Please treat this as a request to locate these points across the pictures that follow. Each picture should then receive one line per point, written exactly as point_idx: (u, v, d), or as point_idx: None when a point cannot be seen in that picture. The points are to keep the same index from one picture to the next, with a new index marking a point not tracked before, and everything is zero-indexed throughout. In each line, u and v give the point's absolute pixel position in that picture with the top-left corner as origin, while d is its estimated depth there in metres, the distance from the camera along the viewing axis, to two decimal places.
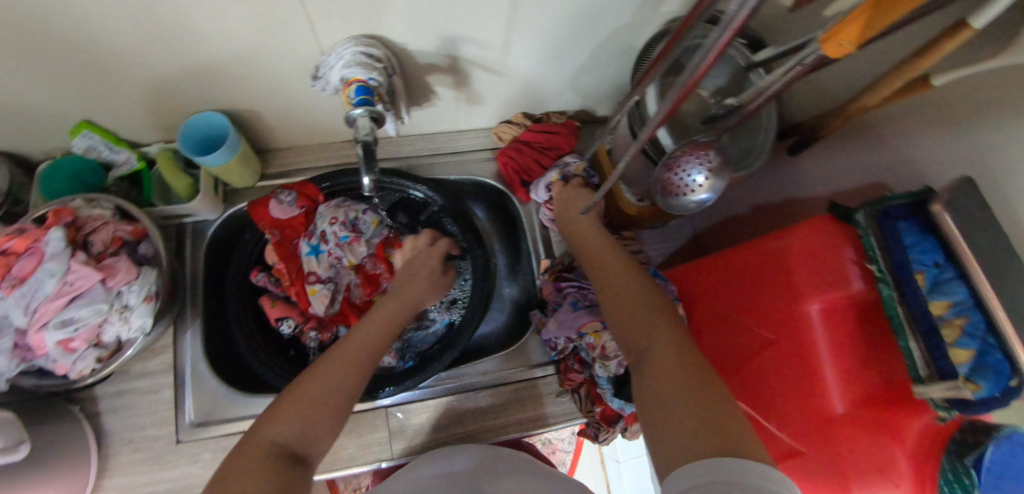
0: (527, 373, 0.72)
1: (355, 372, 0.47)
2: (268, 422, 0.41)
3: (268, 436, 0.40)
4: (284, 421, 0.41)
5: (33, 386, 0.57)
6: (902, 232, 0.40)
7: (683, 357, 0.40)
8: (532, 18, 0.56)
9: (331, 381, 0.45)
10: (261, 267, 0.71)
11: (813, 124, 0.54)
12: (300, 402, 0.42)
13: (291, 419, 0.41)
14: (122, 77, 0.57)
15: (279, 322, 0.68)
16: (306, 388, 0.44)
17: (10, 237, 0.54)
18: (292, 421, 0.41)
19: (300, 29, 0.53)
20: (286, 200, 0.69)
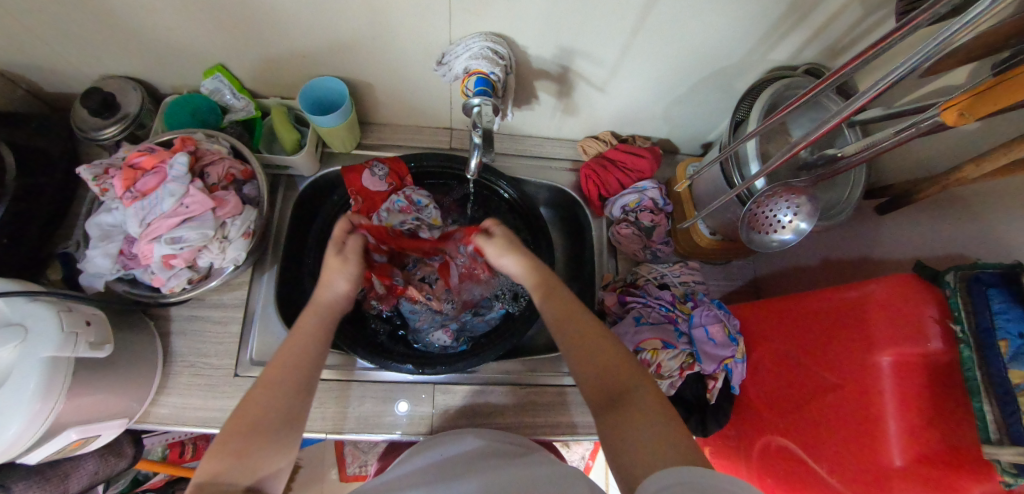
0: (560, 380, 0.74)
1: (300, 377, 0.46)
2: (211, 456, 0.39)
3: (205, 475, 0.39)
4: (222, 454, 0.40)
5: (126, 293, 0.62)
6: (992, 298, 0.42)
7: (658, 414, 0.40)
8: (649, 45, 0.61)
9: (273, 384, 0.44)
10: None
11: (909, 187, 0.56)
12: (239, 420, 0.41)
13: (237, 440, 0.40)
14: (271, 31, 0.63)
15: (346, 283, 0.74)
16: (247, 408, 0.43)
17: (142, 154, 0.59)
18: (227, 454, 0.40)
19: (442, 18, 0.59)
20: (378, 173, 0.75)
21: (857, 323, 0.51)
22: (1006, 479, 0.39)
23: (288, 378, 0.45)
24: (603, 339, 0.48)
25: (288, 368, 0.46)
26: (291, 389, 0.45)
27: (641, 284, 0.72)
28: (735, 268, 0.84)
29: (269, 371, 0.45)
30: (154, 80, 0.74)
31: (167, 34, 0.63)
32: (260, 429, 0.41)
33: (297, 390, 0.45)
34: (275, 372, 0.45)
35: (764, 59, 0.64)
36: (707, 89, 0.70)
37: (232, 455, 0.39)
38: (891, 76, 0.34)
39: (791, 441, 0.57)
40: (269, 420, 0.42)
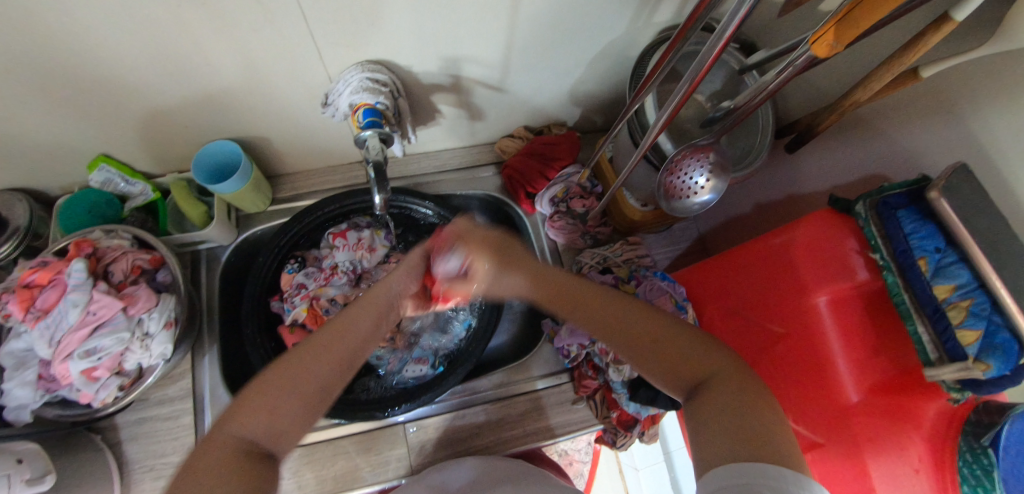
0: (528, 385, 0.71)
1: (360, 355, 0.41)
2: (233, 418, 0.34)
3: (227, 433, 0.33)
4: (252, 416, 0.34)
5: (58, 417, 0.59)
6: (904, 220, 0.41)
7: (750, 385, 0.34)
8: (530, 34, 0.59)
9: (335, 354, 0.38)
10: (279, 296, 0.75)
11: (810, 121, 0.55)
12: (286, 378, 0.36)
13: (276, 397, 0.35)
14: (141, 109, 0.59)
15: None
16: (287, 378, 0.36)
17: (35, 270, 0.56)
18: (266, 416, 0.34)
19: (310, 57, 0.56)
20: (362, 224, 0.78)
21: (786, 270, 0.50)
22: (954, 396, 0.39)
23: (353, 349, 0.40)
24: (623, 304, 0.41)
25: (348, 341, 0.40)
26: (348, 354, 0.39)
27: (585, 272, 0.70)
28: (680, 231, 0.83)
29: (326, 332, 0.40)
30: (38, 185, 0.70)
31: (31, 136, 0.59)
32: (297, 386, 0.36)
33: (357, 360, 0.40)
34: (344, 333, 0.40)
35: (651, 24, 0.62)
36: (605, 64, 0.69)
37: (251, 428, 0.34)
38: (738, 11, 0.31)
39: None
40: (309, 381, 0.36)
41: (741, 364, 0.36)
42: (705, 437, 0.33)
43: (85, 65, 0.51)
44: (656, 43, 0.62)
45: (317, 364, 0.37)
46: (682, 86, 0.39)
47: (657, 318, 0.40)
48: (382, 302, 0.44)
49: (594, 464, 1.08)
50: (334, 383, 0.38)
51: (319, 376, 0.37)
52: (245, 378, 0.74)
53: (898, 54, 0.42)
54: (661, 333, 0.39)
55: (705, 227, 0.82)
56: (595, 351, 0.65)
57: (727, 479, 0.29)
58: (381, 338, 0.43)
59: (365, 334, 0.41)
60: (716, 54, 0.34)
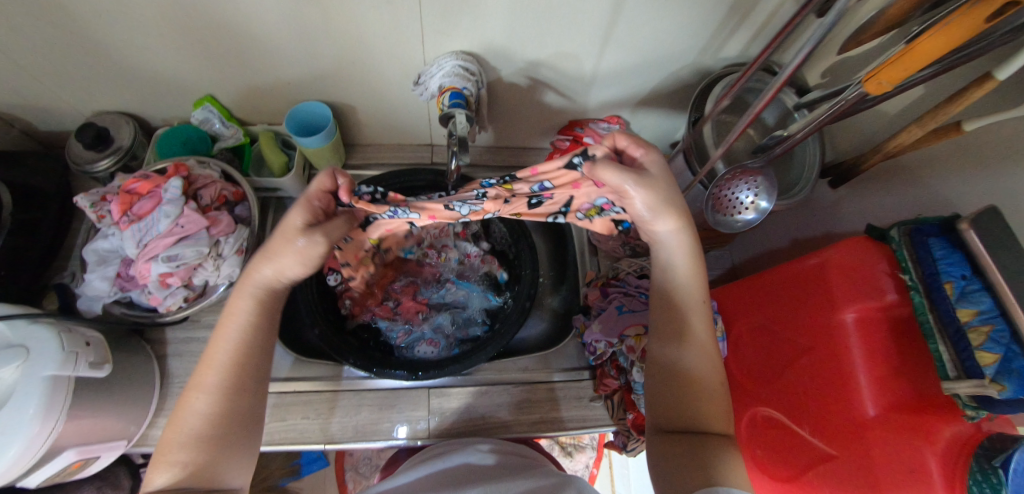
0: (547, 377, 0.74)
1: (232, 389, 0.43)
2: (154, 468, 0.40)
3: (157, 483, 0.40)
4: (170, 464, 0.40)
5: (122, 315, 0.64)
6: (934, 246, 0.45)
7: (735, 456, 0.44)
8: (606, 51, 0.67)
9: (212, 389, 0.42)
10: None
11: (854, 161, 0.61)
12: (174, 438, 0.40)
13: (179, 454, 0.40)
14: (262, 65, 0.68)
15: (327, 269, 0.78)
16: (183, 416, 0.41)
17: (138, 180, 0.61)
18: (179, 464, 0.40)
19: (416, 42, 0.64)
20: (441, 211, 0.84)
21: (819, 287, 0.54)
22: (969, 412, 0.41)
23: (232, 379, 0.43)
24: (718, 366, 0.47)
25: (222, 372, 0.43)
26: (229, 391, 0.42)
27: (620, 276, 0.74)
28: (713, 257, 0.88)
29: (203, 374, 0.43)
30: (148, 115, 0.78)
31: (160, 72, 0.68)
32: (206, 433, 0.41)
33: (234, 390, 0.43)
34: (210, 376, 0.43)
35: (716, 58, 0.71)
36: (667, 90, 0.77)
37: (180, 466, 0.40)
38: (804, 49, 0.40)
39: (773, 409, 0.58)
40: (218, 424, 0.42)
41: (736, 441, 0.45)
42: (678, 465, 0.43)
43: (230, 21, 0.59)
44: (721, 75, 0.71)
45: (202, 382, 0.42)
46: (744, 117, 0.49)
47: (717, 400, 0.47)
48: (256, 292, 0.46)
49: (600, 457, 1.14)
50: (227, 403, 0.42)
51: (199, 421, 0.41)
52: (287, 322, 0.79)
53: (942, 106, 0.47)
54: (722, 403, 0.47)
55: (738, 257, 0.87)
56: (621, 350, 0.66)
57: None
58: (249, 353, 0.44)
59: (242, 340, 0.44)
60: (780, 84, 0.44)
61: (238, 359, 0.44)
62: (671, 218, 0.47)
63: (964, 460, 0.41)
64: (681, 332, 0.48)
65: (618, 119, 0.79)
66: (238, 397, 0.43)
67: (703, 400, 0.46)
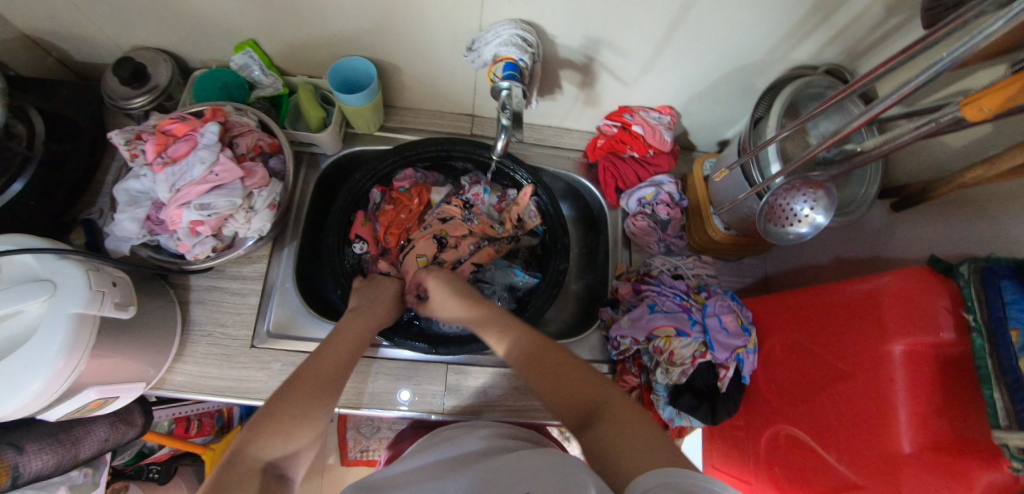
0: None
1: (332, 382, 0.50)
2: (263, 439, 0.42)
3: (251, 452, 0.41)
4: (266, 448, 0.42)
5: (149, 258, 0.63)
6: (1005, 289, 0.43)
7: (628, 423, 0.41)
8: (673, 38, 0.63)
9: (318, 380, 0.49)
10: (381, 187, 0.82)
11: (924, 185, 0.58)
12: (277, 423, 0.43)
13: (278, 437, 0.43)
14: (306, 11, 0.64)
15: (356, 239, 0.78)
16: (294, 398, 0.46)
17: (174, 121, 0.60)
18: (281, 439, 0.43)
19: (474, 6, 0.60)
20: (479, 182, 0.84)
21: (869, 314, 0.52)
22: (1014, 464, 0.40)
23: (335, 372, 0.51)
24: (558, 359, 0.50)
25: (328, 370, 0.51)
26: (330, 391, 0.49)
27: (654, 274, 0.72)
28: (747, 265, 0.86)
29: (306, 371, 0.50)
30: (186, 55, 0.75)
31: (201, 10, 0.64)
32: (299, 420, 0.45)
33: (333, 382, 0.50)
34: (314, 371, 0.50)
35: (786, 58, 0.67)
36: (727, 85, 0.72)
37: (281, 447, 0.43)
38: (911, 85, 0.37)
39: (800, 429, 0.58)
40: (308, 415, 0.46)
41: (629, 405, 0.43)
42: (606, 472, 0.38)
43: None
44: (790, 76, 0.67)
45: (308, 376, 0.49)
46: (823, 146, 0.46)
47: (587, 385, 0.47)
48: (365, 332, 0.59)
49: None
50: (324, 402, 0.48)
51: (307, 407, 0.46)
52: (311, 281, 0.79)
53: None
54: (581, 387, 0.47)
55: (772, 268, 0.85)
56: (646, 350, 0.66)
57: (655, 481, 0.33)
58: (343, 367, 0.52)
59: (343, 352, 0.54)
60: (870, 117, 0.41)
61: (340, 366, 0.52)
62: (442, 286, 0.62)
63: None
64: (531, 348, 0.52)
65: (670, 110, 0.77)
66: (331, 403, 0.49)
67: (570, 395, 0.47)
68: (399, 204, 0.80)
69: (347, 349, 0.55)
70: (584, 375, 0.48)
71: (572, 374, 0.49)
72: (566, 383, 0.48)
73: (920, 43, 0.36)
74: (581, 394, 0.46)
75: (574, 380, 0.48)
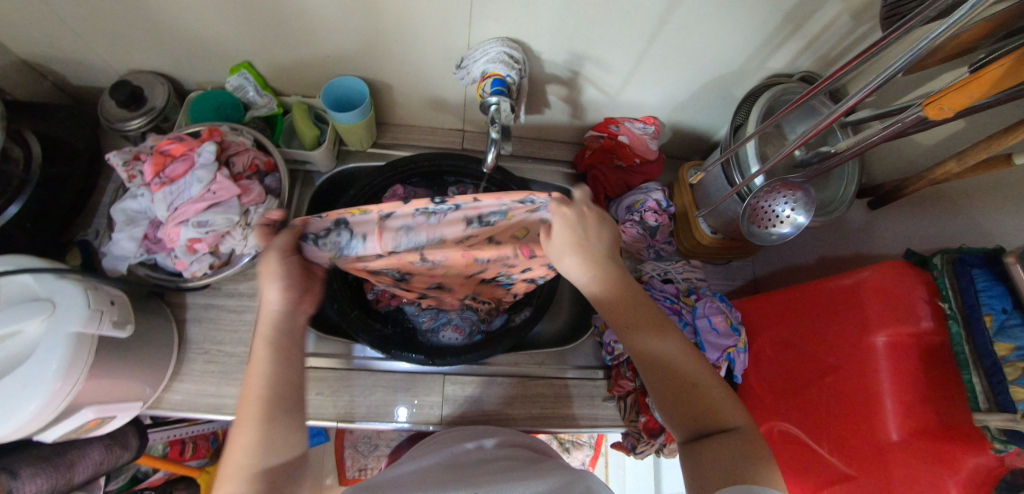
0: (561, 373, 0.75)
1: (277, 403, 0.43)
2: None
3: None
4: (223, 493, 0.39)
5: (146, 277, 0.63)
6: (977, 278, 0.45)
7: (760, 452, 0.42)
8: (653, 50, 0.67)
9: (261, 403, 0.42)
10: None
11: (897, 184, 0.61)
12: (228, 469, 0.40)
13: (231, 483, 0.39)
14: (301, 34, 0.66)
15: None
16: (231, 449, 0.40)
17: (172, 142, 0.61)
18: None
19: (463, 26, 0.63)
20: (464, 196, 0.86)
21: (851, 308, 0.54)
22: (997, 446, 0.41)
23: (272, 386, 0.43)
24: (698, 368, 0.47)
25: (260, 400, 0.42)
26: (272, 414, 0.42)
27: (646, 279, 0.74)
28: (736, 268, 0.88)
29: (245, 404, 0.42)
30: (183, 78, 0.77)
31: (198, 34, 0.66)
32: (241, 466, 0.40)
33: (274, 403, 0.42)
34: (249, 404, 0.42)
35: (763, 68, 0.70)
36: (707, 95, 0.76)
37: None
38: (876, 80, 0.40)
39: (792, 425, 0.59)
40: (251, 458, 0.40)
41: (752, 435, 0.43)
42: (706, 475, 0.42)
43: None
44: (765, 85, 0.70)
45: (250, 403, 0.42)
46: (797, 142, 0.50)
47: (713, 400, 0.46)
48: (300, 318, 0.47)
49: (598, 452, 1.15)
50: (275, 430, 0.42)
51: (251, 448, 0.40)
52: None
53: (997, 137, 0.47)
54: (717, 400, 0.45)
55: (760, 269, 0.87)
56: None
57: None
58: (285, 376, 0.44)
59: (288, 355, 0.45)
60: (839, 115, 0.44)
61: (287, 371, 0.45)
62: (575, 262, 0.50)
63: None
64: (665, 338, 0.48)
65: (654, 120, 0.78)
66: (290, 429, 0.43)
67: (703, 404, 0.45)
68: None
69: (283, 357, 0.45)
70: (712, 393, 0.46)
71: (708, 386, 0.46)
72: (701, 394, 0.46)
73: (878, 44, 0.39)
74: (699, 401, 0.46)
75: (705, 392, 0.46)
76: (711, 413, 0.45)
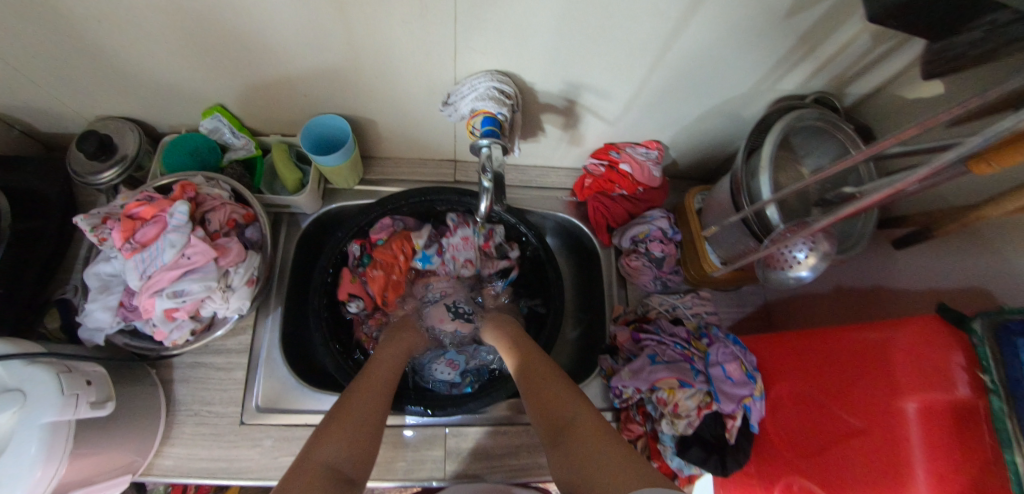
0: None
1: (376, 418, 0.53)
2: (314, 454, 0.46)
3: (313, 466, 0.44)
4: (332, 449, 0.47)
5: (126, 345, 0.60)
6: (1022, 348, 0.40)
7: (605, 441, 0.47)
8: (658, 76, 0.61)
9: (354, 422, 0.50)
10: (360, 240, 0.78)
11: (926, 221, 0.56)
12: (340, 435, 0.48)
13: (336, 447, 0.47)
14: (272, 73, 0.61)
15: (349, 298, 0.76)
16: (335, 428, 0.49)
17: (141, 204, 0.57)
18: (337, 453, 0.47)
19: (447, 60, 0.58)
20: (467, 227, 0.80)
21: (878, 366, 0.50)
22: None
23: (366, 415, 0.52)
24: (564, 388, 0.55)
25: (365, 404, 0.53)
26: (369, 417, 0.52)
27: (653, 317, 0.71)
28: (746, 294, 0.84)
29: (337, 421, 0.50)
30: (155, 122, 0.73)
31: (164, 79, 0.61)
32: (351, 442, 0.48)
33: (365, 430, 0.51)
34: (349, 422, 0.50)
35: (773, 89, 0.65)
36: (715, 117, 0.70)
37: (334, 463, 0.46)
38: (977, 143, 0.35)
39: (813, 484, 0.55)
40: (355, 436, 0.49)
41: (606, 431, 0.49)
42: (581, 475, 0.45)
43: (240, 27, 0.53)
44: (778, 109, 0.65)
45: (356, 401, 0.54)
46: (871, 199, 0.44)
47: (575, 406, 0.53)
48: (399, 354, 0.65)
49: None
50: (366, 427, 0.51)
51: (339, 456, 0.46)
52: (299, 345, 0.76)
53: None
54: (569, 406, 0.53)
55: (772, 295, 0.83)
56: (650, 399, 0.63)
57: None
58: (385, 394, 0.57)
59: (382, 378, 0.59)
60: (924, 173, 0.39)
61: (380, 391, 0.57)
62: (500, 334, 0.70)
63: None
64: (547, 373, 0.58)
65: (657, 145, 0.74)
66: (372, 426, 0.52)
67: (565, 411, 0.53)
68: (385, 259, 0.78)
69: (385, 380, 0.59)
70: (581, 406, 0.53)
71: (567, 400, 0.53)
72: (556, 398, 0.54)
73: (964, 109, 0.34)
74: (570, 412, 0.53)
75: (570, 404, 0.53)
76: (575, 418, 0.51)
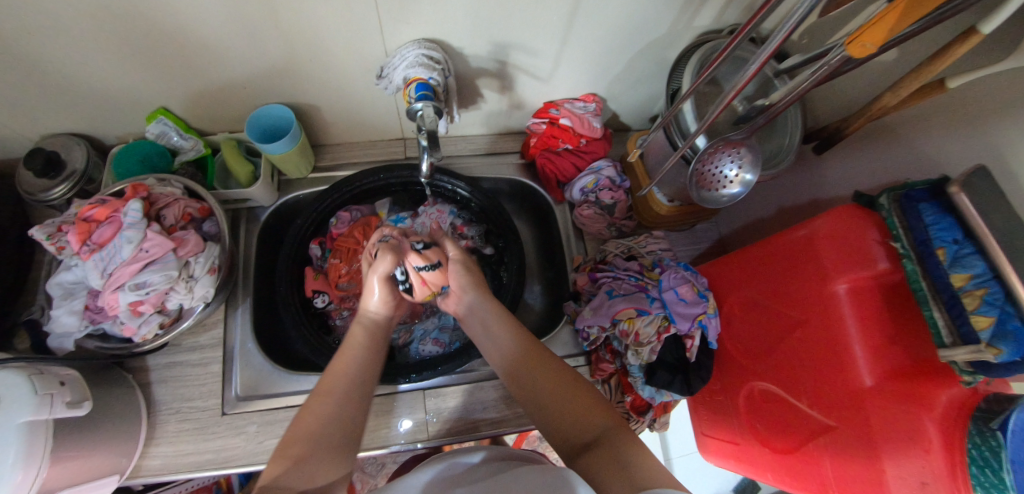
0: None
1: (356, 390, 0.48)
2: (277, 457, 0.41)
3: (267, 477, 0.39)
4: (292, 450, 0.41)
5: (97, 349, 0.62)
6: (924, 211, 0.43)
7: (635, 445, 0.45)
8: (579, 26, 0.64)
9: (340, 394, 0.47)
10: (320, 240, 0.79)
11: (837, 125, 0.59)
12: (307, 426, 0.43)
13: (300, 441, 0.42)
14: (208, 71, 0.63)
15: (314, 294, 0.77)
16: (312, 409, 0.45)
17: (93, 206, 0.58)
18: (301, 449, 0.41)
19: (374, 34, 0.60)
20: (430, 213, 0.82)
21: (808, 258, 0.53)
22: (966, 378, 0.41)
23: (351, 393, 0.47)
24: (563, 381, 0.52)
25: (345, 379, 0.48)
26: (350, 393, 0.47)
27: (609, 260, 0.74)
28: (701, 231, 0.87)
29: (326, 382, 0.48)
30: (100, 133, 0.74)
31: (100, 87, 0.63)
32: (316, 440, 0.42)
33: (350, 396, 0.47)
34: (330, 385, 0.47)
35: (691, 27, 0.68)
36: (643, 62, 0.73)
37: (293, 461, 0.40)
38: (796, 12, 0.34)
39: (771, 383, 0.59)
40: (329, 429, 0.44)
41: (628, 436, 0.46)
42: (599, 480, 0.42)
43: (167, 25, 0.54)
44: (695, 45, 0.68)
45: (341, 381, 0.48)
46: (724, 97, 0.44)
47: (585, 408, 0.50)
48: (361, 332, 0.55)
49: None
50: (344, 409, 0.46)
51: (320, 419, 0.44)
52: (273, 335, 0.78)
53: (926, 64, 0.45)
54: (573, 405, 0.50)
55: (724, 229, 0.86)
56: (614, 335, 0.66)
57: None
58: (366, 371, 0.50)
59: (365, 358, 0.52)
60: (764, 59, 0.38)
61: (363, 368, 0.51)
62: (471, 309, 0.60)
63: (962, 423, 0.42)
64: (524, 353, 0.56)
65: (593, 97, 0.78)
66: (355, 410, 0.46)
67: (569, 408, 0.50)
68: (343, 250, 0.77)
69: (359, 358, 0.51)
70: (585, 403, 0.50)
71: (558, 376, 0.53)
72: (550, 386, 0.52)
73: None
74: (572, 406, 0.50)
75: (576, 401, 0.50)
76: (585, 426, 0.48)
